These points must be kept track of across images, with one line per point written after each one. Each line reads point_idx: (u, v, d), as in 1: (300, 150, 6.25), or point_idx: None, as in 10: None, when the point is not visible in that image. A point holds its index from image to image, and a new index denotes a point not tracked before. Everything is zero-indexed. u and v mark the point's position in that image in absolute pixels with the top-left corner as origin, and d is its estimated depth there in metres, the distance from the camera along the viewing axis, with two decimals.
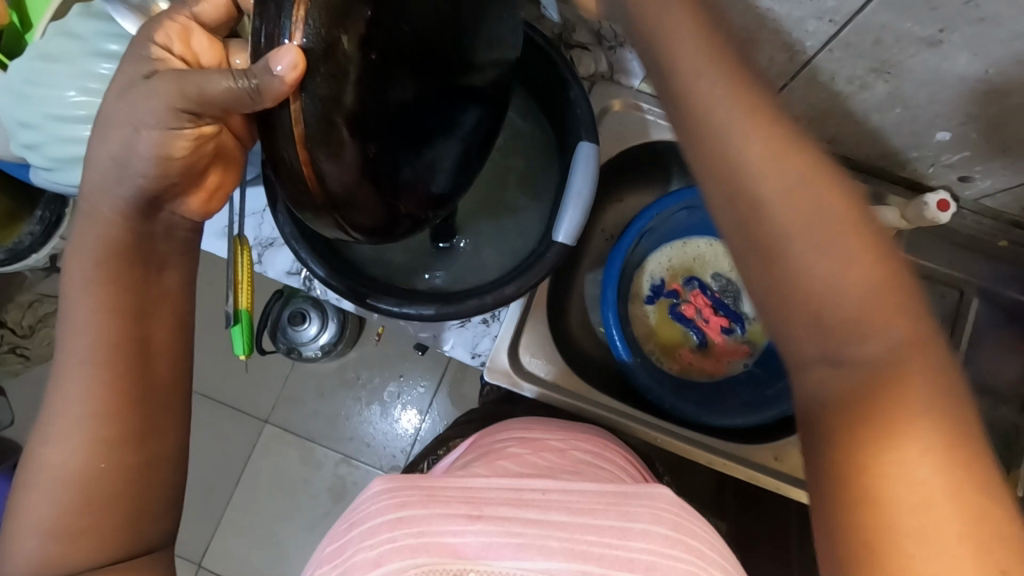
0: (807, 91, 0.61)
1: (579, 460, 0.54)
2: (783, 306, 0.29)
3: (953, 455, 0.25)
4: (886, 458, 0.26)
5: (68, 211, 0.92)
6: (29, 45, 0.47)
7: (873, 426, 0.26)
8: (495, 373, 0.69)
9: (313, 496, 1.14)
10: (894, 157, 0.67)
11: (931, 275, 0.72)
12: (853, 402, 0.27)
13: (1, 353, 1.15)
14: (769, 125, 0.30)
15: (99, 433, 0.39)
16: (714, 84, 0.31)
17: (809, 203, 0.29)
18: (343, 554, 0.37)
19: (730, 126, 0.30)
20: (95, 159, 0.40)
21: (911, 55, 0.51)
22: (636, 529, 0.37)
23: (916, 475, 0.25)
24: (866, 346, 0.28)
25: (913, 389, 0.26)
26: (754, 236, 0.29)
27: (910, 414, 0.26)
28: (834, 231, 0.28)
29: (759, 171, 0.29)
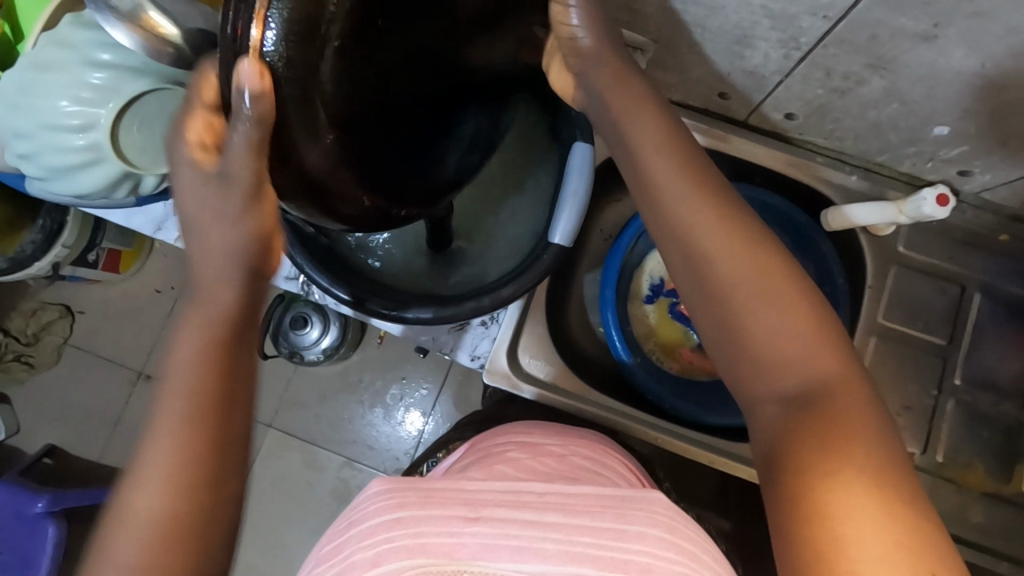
0: (804, 87, 0.60)
1: (578, 466, 0.54)
2: (740, 356, 0.37)
3: (879, 478, 0.32)
4: (828, 480, 0.32)
5: (69, 219, 0.93)
6: (20, 54, 0.47)
7: (819, 454, 0.33)
8: (494, 374, 0.69)
9: (317, 500, 1.14)
10: (893, 152, 0.67)
11: (932, 270, 0.71)
12: (800, 435, 0.35)
13: (5, 363, 1.14)
14: (718, 212, 0.39)
15: (184, 470, 0.36)
16: (674, 177, 0.41)
17: (754, 274, 0.38)
18: (340, 555, 0.37)
19: (683, 204, 0.40)
20: (198, 254, 0.39)
21: (906, 50, 0.51)
22: (632, 531, 0.36)
23: (846, 486, 0.32)
24: (806, 387, 0.35)
25: (845, 425, 0.34)
26: (712, 300, 0.38)
27: (845, 444, 0.33)
28: (773, 297, 0.37)
29: (713, 248, 0.39)
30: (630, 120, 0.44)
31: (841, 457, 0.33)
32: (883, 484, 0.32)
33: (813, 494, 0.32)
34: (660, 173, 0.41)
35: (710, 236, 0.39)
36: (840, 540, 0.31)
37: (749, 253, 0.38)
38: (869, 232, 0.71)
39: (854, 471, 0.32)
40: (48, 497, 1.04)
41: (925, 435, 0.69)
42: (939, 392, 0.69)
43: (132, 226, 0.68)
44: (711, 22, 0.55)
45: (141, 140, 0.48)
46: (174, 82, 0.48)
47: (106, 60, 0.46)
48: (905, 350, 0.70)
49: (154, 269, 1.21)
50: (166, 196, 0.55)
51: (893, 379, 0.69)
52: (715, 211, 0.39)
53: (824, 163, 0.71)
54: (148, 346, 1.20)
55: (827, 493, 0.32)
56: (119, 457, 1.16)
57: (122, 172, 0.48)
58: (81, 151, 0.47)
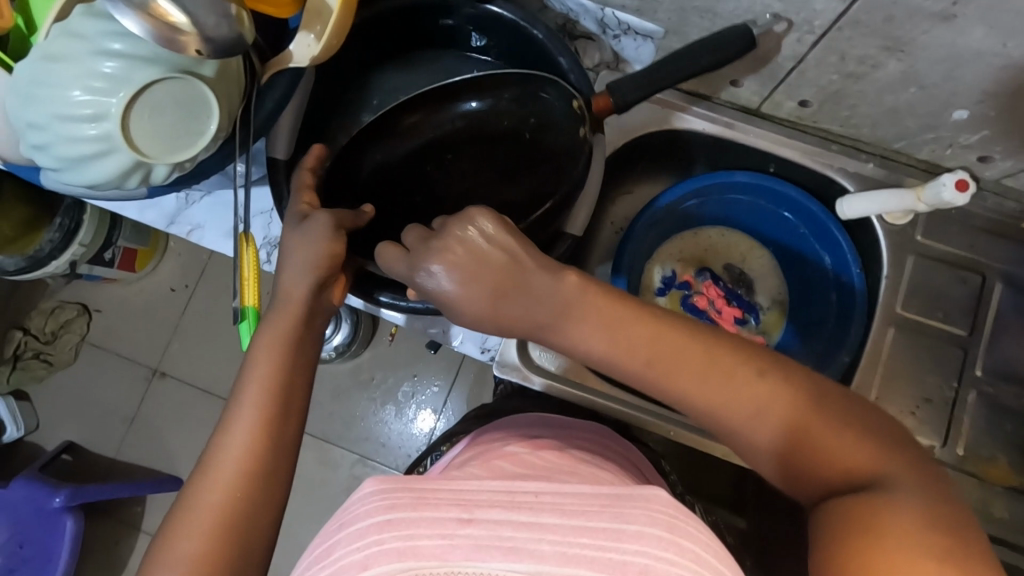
0: (818, 72, 0.59)
1: (578, 458, 0.55)
2: (757, 463, 0.44)
3: (918, 533, 0.36)
4: (877, 550, 0.35)
5: (87, 217, 0.94)
6: (34, 46, 0.46)
7: (859, 527, 0.37)
8: (505, 367, 0.70)
9: (329, 496, 1.15)
10: (910, 138, 0.65)
11: (953, 260, 0.69)
12: (842, 516, 0.38)
13: (25, 360, 1.17)
14: (611, 328, 0.45)
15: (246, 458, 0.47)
16: (575, 304, 0.45)
17: (709, 399, 0.44)
18: (330, 557, 0.38)
19: (589, 332, 0.45)
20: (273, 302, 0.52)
21: (924, 31, 0.49)
22: (630, 531, 0.36)
23: (892, 539, 0.36)
24: (829, 474, 0.41)
25: (879, 501, 0.38)
26: (712, 427, 0.45)
27: (883, 513, 0.37)
28: (730, 409, 0.43)
29: (660, 379, 0.44)
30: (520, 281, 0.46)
31: (901, 526, 0.36)
32: (931, 529, 0.36)
33: (858, 553, 0.36)
34: (572, 319, 0.45)
35: (679, 353, 0.44)
36: None
37: (678, 370, 0.44)
38: (886, 220, 0.69)
39: (900, 530, 0.36)
40: (65, 493, 1.05)
41: (946, 428, 0.67)
42: (960, 383, 0.68)
43: (145, 221, 0.69)
44: (723, 5, 0.55)
45: (151, 130, 0.46)
46: (183, 71, 0.46)
47: (119, 50, 0.45)
48: (925, 342, 0.68)
49: (169, 268, 1.23)
50: (178, 187, 0.54)
51: (911, 372, 0.68)
52: (618, 331, 0.45)
53: (839, 152, 0.70)
54: (163, 344, 1.21)
55: (876, 553, 0.35)
56: (135, 454, 1.17)
57: (133, 161, 0.46)
58: (92, 142, 0.45)
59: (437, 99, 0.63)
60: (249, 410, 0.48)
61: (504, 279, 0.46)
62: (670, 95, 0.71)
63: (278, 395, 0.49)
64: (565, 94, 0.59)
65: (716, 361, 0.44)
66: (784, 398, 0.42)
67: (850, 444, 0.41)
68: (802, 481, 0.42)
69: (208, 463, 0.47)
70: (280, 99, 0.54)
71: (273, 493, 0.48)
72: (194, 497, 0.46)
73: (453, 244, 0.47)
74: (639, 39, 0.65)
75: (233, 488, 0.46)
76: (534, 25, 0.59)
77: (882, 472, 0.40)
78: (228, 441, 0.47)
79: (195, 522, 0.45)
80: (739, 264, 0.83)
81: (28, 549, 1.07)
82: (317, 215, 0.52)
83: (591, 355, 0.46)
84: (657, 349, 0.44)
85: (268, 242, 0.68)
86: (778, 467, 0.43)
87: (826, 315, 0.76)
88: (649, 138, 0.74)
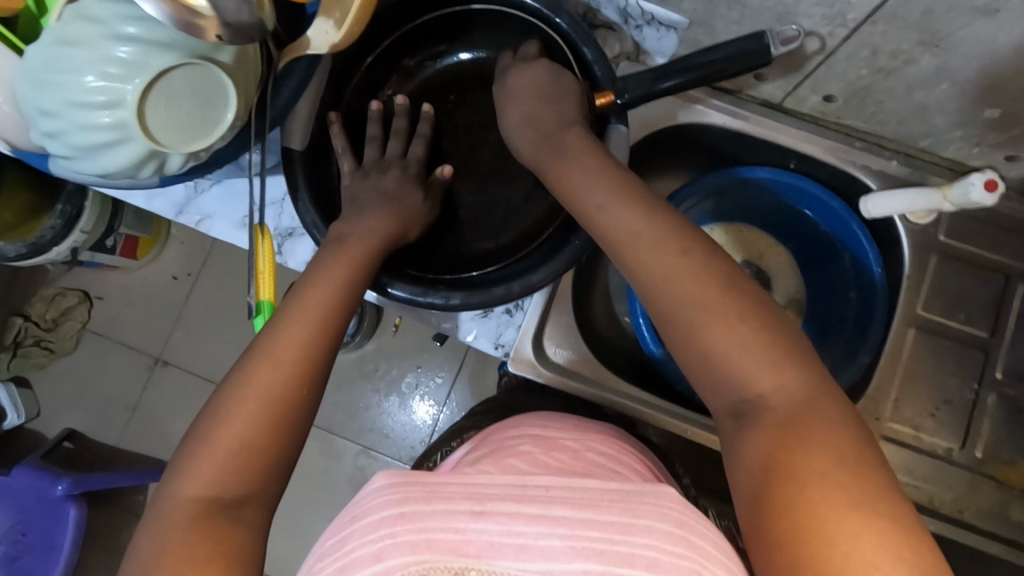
0: (847, 66, 0.58)
1: (593, 461, 0.53)
2: (694, 373, 0.43)
3: (847, 477, 0.34)
4: (809, 486, 0.35)
5: (89, 204, 0.92)
6: (45, 29, 0.44)
7: (792, 466, 0.36)
8: (519, 364, 0.68)
9: (333, 487, 1.14)
10: (936, 136, 0.64)
11: (974, 260, 0.68)
12: (779, 450, 0.37)
13: (25, 347, 1.15)
14: (625, 208, 0.48)
15: (262, 421, 0.43)
16: (592, 188, 0.50)
17: (681, 293, 0.43)
18: (341, 549, 0.37)
19: (608, 211, 0.49)
20: (306, 283, 0.51)
21: (963, 25, 0.48)
22: (639, 525, 0.36)
23: (821, 480, 0.35)
24: (768, 398, 0.39)
25: (815, 438, 0.36)
26: (668, 325, 0.44)
27: (814, 456, 0.36)
28: (700, 308, 0.42)
29: (646, 265, 0.45)
30: (566, 159, 0.53)
31: (810, 462, 0.36)
32: (860, 477, 0.34)
33: (790, 486, 0.35)
34: (585, 197, 0.50)
35: (665, 248, 0.45)
36: (809, 524, 0.34)
37: (664, 258, 0.45)
38: (909, 220, 0.68)
39: (828, 473, 0.35)
40: (68, 481, 1.05)
41: (964, 430, 0.67)
42: (980, 385, 0.67)
43: (153, 210, 0.67)
44: None
45: (167, 118, 0.44)
46: (200, 58, 0.44)
47: (133, 35, 0.43)
48: (945, 344, 0.68)
49: (171, 256, 1.21)
50: (190, 177, 0.52)
51: (930, 373, 0.68)
52: (637, 210, 0.48)
53: (863, 149, 0.69)
54: (165, 332, 1.19)
55: (807, 490, 0.35)
56: (137, 443, 1.17)
57: (149, 151, 0.45)
58: (107, 130, 0.44)
59: (448, 31, 0.66)
60: (267, 370, 0.45)
61: (546, 125, 0.56)
62: (699, 91, 0.70)
63: (328, 322, 0.49)
64: (575, 72, 0.60)
65: (681, 262, 0.44)
66: (738, 309, 0.42)
67: (779, 370, 0.40)
68: (723, 393, 0.41)
69: (245, 372, 0.45)
70: (297, 87, 0.52)
71: (305, 421, 0.46)
72: (229, 401, 0.44)
73: (518, 87, 0.58)
74: (662, 30, 0.64)
75: (270, 403, 0.44)
76: (557, 13, 0.57)
77: (806, 406, 0.38)
78: (267, 356, 0.46)
79: (227, 425, 0.43)
80: (758, 261, 0.82)
81: (32, 536, 1.07)
82: (370, 222, 0.56)
83: (600, 231, 0.49)
84: (650, 237, 0.46)
85: (279, 232, 0.66)
86: (716, 383, 0.41)
87: (847, 314, 0.74)
88: (672, 130, 0.72)
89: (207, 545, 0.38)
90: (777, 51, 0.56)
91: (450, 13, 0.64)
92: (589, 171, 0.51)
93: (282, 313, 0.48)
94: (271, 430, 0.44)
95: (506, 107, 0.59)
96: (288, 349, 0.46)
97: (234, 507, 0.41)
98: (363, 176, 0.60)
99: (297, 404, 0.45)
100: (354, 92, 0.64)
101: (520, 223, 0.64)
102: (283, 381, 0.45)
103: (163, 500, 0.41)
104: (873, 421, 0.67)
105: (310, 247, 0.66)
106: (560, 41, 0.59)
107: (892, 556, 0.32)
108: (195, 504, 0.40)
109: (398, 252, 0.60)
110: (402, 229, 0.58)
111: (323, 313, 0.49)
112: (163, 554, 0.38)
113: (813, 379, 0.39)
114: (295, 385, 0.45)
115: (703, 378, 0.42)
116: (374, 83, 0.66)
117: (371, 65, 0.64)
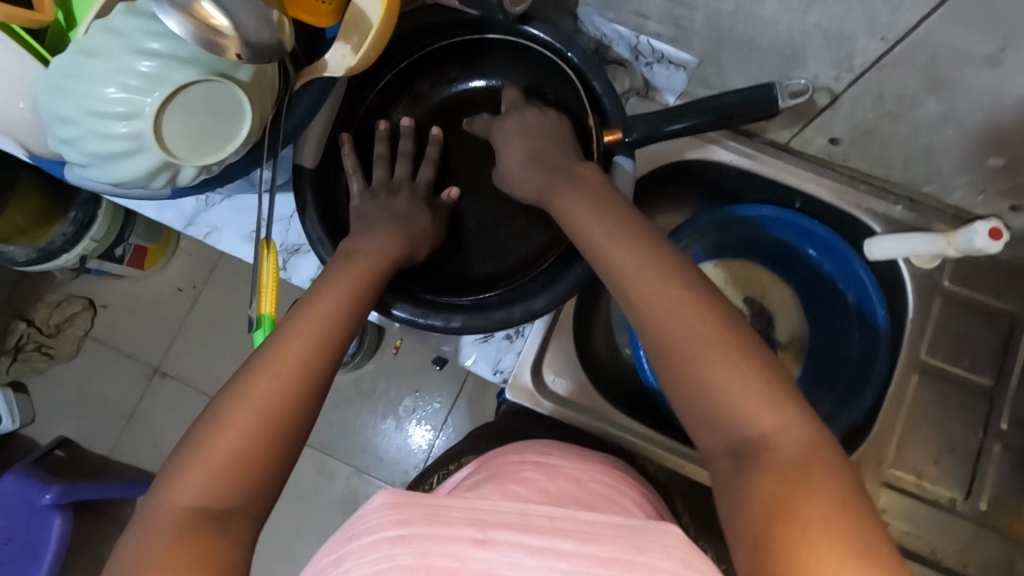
0: (853, 108, 0.59)
1: (595, 492, 0.52)
2: (689, 408, 0.42)
3: (843, 521, 0.34)
4: (805, 527, 0.34)
5: (102, 213, 0.93)
6: (72, 41, 0.45)
7: (786, 506, 0.35)
8: (517, 390, 0.68)
9: (323, 508, 1.13)
10: (941, 181, 0.64)
11: (979, 307, 0.68)
12: (775, 490, 0.36)
13: (26, 352, 1.16)
14: (625, 241, 0.49)
15: (259, 434, 0.43)
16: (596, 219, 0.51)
17: (678, 326, 0.43)
18: (339, 569, 0.36)
19: (609, 244, 0.49)
20: (311, 300, 0.51)
21: (968, 74, 0.48)
22: (642, 562, 0.35)
23: (819, 523, 0.34)
24: (763, 438, 0.39)
25: (810, 481, 0.36)
26: (664, 359, 0.43)
27: (810, 498, 0.35)
28: (696, 340, 0.42)
29: (644, 297, 0.45)
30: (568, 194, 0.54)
31: (807, 504, 0.35)
32: (858, 524, 0.33)
33: (788, 528, 0.34)
34: (587, 228, 0.51)
35: (664, 281, 0.45)
36: (807, 565, 0.32)
37: (663, 290, 0.45)
38: (914, 263, 0.68)
39: (825, 517, 0.34)
40: (56, 490, 1.04)
41: (968, 479, 0.65)
42: (984, 434, 0.66)
43: (163, 220, 0.68)
44: (762, 38, 0.55)
45: (184, 130, 0.45)
46: (218, 73, 0.45)
47: (156, 49, 0.44)
48: (949, 390, 0.67)
49: (178, 267, 1.22)
50: (201, 189, 0.53)
51: (934, 419, 0.67)
52: (636, 242, 0.48)
53: (868, 191, 0.70)
54: (166, 343, 1.19)
55: (804, 531, 0.34)
56: (129, 453, 1.15)
57: (161, 161, 0.46)
58: (123, 139, 0.45)
59: (461, 60, 0.67)
60: (267, 381, 0.45)
61: (551, 159, 0.58)
62: (717, 132, 0.70)
63: (329, 338, 0.49)
64: (585, 105, 0.61)
65: (684, 297, 0.44)
66: (738, 346, 0.42)
67: (779, 411, 0.39)
68: (719, 431, 0.40)
69: (244, 382, 0.45)
70: (311, 106, 0.54)
71: (301, 436, 0.45)
72: (225, 410, 0.44)
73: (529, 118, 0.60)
74: (671, 68, 0.65)
75: (265, 416, 0.44)
76: (570, 48, 0.60)
77: (808, 450, 0.38)
78: (268, 368, 0.45)
79: (221, 435, 0.42)
80: (760, 298, 0.81)
81: (15, 544, 1.05)
82: (378, 240, 0.56)
83: (599, 261, 0.50)
84: (649, 269, 0.46)
85: (285, 248, 0.67)
86: (711, 420, 0.41)
87: (849, 356, 0.74)
88: (678, 164, 0.73)
89: (191, 555, 0.38)
90: (784, 103, 0.58)
91: (465, 44, 0.66)
92: (593, 203, 0.52)
93: (286, 327, 0.48)
94: (265, 444, 0.43)
95: (503, 149, 0.61)
96: (288, 363, 0.46)
97: (221, 519, 0.40)
98: (372, 196, 0.61)
99: (293, 419, 0.44)
100: (368, 115, 0.66)
101: (523, 248, 0.65)
102: (280, 394, 0.44)
103: (152, 506, 0.41)
104: (874, 465, 0.66)
105: (315, 264, 0.66)
106: (571, 75, 0.61)
107: None
108: (184, 512, 0.40)
109: (404, 273, 0.60)
110: (408, 250, 0.58)
111: (327, 329, 0.49)
112: (148, 563, 0.38)
113: (814, 423, 0.39)
114: (292, 399, 0.45)
115: (697, 414, 0.41)
116: (388, 107, 0.67)
117: (385, 89, 0.66)
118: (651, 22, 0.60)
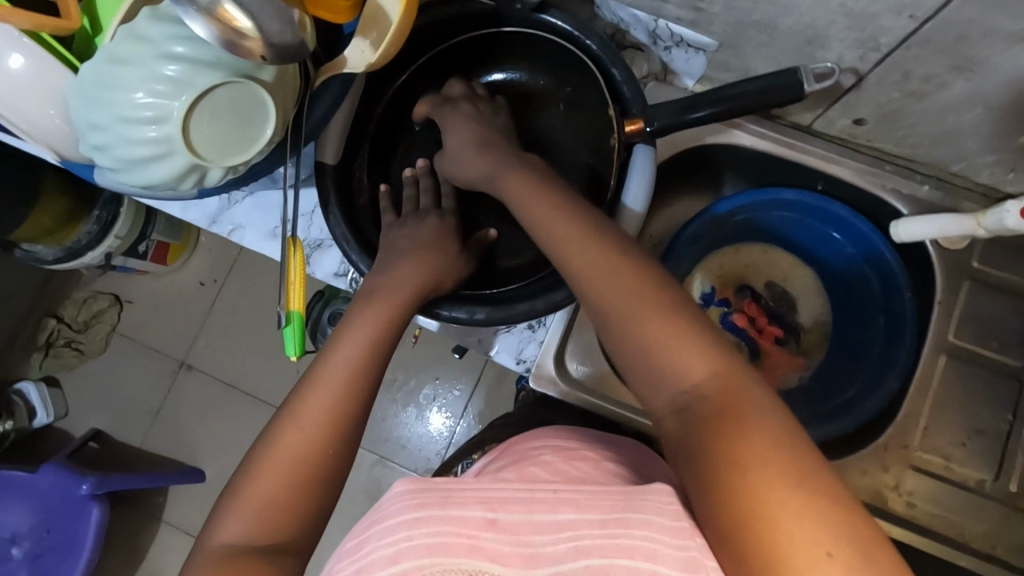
0: (879, 89, 0.58)
1: (613, 472, 0.52)
2: (637, 370, 0.43)
3: (780, 457, 0.35)
4: (751, 472, 0.35)
5: (123, 210, 0.96)
6: (99, 48, 0.46)
7: (729, 455, 0.37)
8: (540, 379, 0.68)
9: (348, 496, 1.15)
10: (970, 160, 0.63)
11: (1008, 288, 0.67)
12: (716, 440, 0.38)
13: (58, 348, 1.20)
14: (591, 217, 0.50)
15: (305, 467, 0.45)
16: (573, 203, 0.52)
17: (617, 290, 0.45)
18: (360, 552, 0.38)
19: (567, 219, 0.50)
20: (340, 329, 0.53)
21: (1000, 51, 0.47)
22: (638, 518, 0.36)
23: (761, 465, 0.35)
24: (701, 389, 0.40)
25: (745, 423, 0.38)
26: (609, 324, 0.45)
27: (747, 440, 0.37)
28: (636, 303, 0.44)
29: (591, 264, 0.47)
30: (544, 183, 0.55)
31: (748, 449, 0.36)
32: (790, 456, 0.36)
33: (733, 475, 0.36)
34: (547, 199, 0.52)
35: (613, 251, 0.47)
36: (756, 508, 0.34)
37: (609, 258, 0.47)
38: (942, 244, 0.67)
39: (764, 458, 0.36)
40: (92, 480, 1.05)
41: (997, 462, 0.65)
42: (1015, 417, 0.65)
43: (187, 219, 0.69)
44: (783, 21, 0.54)
45: (209, 132, 0.46)
46: (243, 75, 0.45)
47: (181, 53, 0.44)
48: (977, 373, 0.66)
49: (199, 263, 1.24)
50: (227, 189, 0.54)
51: (961, 401, 0.66)
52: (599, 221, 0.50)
53: (893, 172, 0.68)
54: (191, 336, 1.22)
55: (749, 474, 0.35)
56: (159, 445, 1.19)
57: (190, 164, 0.46)
58: (151, 143, 0.45)
59: (480, 51, 0.66)
60: (307, 411, 0.47)
61: None
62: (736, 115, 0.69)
63: (362, 362, 0.50)
64: (604, 94, 0.61)
65: (622, 260, 0.46)
66: (666, 305, 0.44)
67: (710, 358, 0.41)
68: (664, 387, 0.42)
69: (286, 417, 0.47)
70: (331, 104, 0.54)
71: (344, 462, 0.47)
72: (273, 446, 0.45)
73: None
74: (690, 52, 0.64)
75: (307, 447, 0.45)
76: (588, 36, 0.59)
77: (735, 391, 0.39)
78: (308, 399, 0.47)
79: (269, 468, 0.44)
80: (782, 282, 0.81)
81: (54, 535, 1.09)
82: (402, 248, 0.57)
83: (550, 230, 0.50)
84: (595, 238, 0.48)
85: (307, 243, 0.68)
86: (656, 379, 0.42)
87: (871, 341, 0.73)
88: (698, 150, 0.72)
89: None
90: (811, 87, 0.57)
91: (481, 35, 0.65)
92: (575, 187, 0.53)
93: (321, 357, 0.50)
94: (307, 471, 0.45)
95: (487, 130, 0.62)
96: (324, 393, 0.48)
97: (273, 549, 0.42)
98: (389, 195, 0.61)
99: (335, 447, 0.46)
100: (387, 109, 0.66)
101: None
102: (318, 427, 0.46)
103: (210, 542, 0.43)
104: (900, 449, 0.66)
105: (337, 257, 0.67)
106: (590, 63, 0.60)
107: (829, 530, 0.33)
108: (241, 547, 0.42)
109: None
110: (430, 244, 0.59)
111: (361, 353, 0.50)
112: None
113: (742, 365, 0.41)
114: (331, 425, 0.47)
115: (647, 377, 0.43)
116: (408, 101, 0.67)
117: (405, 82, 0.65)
118: (669, 7, 0.59)
